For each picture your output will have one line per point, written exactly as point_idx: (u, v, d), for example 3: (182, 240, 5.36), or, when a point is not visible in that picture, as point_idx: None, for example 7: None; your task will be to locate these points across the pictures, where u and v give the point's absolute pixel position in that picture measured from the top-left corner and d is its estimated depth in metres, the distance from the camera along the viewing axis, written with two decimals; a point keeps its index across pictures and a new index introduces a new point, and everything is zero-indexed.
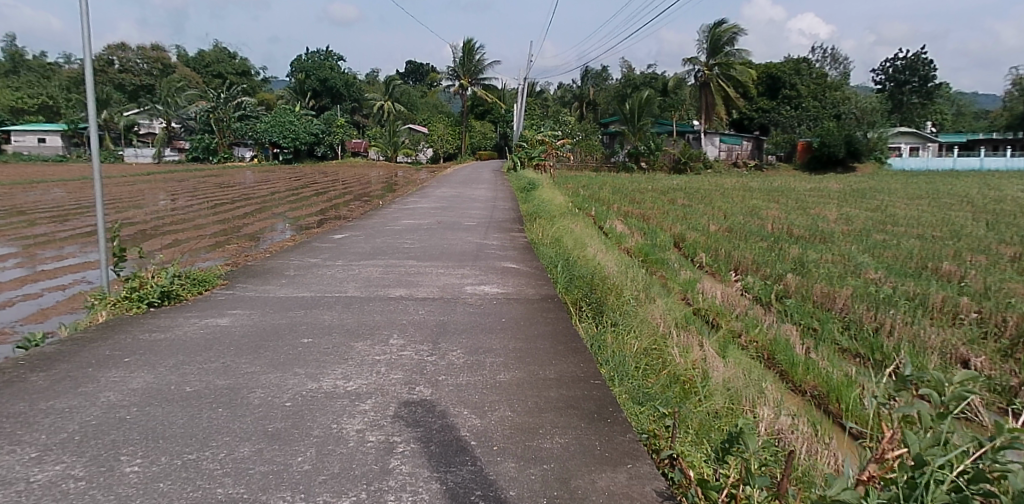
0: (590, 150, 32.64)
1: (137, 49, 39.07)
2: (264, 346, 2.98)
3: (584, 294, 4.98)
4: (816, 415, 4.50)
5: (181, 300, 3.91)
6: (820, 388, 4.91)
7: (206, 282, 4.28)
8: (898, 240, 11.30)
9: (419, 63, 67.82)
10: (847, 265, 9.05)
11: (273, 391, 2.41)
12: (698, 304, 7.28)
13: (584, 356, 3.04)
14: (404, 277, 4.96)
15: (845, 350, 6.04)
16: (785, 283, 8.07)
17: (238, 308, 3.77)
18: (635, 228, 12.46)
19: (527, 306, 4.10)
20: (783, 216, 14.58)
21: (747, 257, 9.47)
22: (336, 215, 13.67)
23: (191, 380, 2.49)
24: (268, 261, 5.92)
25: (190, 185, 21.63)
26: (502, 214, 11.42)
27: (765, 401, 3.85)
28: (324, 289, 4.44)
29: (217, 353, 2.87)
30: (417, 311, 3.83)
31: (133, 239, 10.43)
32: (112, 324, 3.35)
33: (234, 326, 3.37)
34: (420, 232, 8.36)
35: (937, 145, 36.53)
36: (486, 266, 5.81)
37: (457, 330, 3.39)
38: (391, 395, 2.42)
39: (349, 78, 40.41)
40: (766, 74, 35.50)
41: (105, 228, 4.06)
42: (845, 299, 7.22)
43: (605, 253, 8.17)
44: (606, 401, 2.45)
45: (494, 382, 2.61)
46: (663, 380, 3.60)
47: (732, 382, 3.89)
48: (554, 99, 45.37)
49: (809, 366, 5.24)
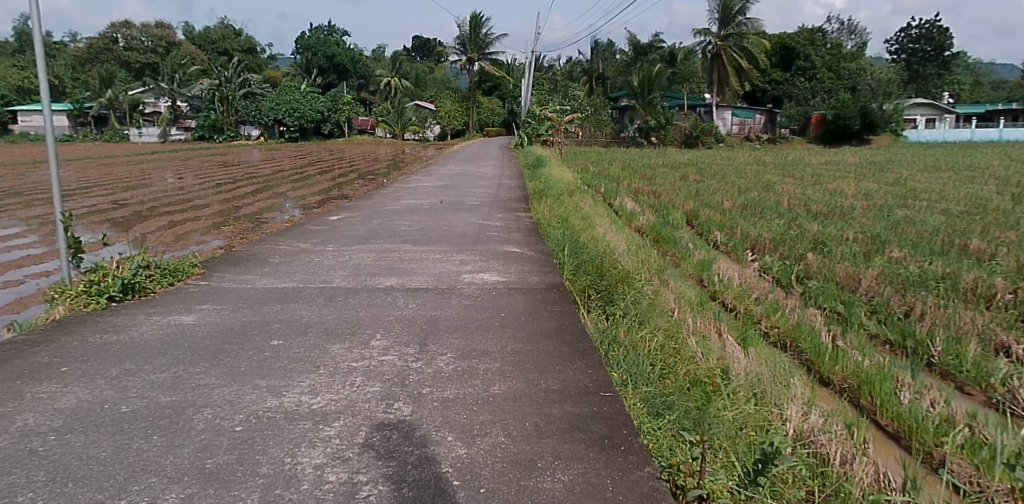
0: (599, 126, 32.00)
1: (141, 27, 38.54)
2: (225, 351, 2.59)
3: (592, 281, 4.53)
4: (847, 410, 4.14)
5: (148, 293, 3.54)
6: (850, 380, 4.52)
7: (179, 271, 3.90)
8: (920, 216, 10.80)
9: (428, 39, 67.01)
10: (870, 243, 8.57)
11: (224, 411, 2.04)
12: (714, 287, 6.89)
13: (596, 361, 2.65)
14: (397, 264, 4.56)
15: (874, 336, 5.64)
16: (806, 263, 7.62)
17: (208, 304, 3.38)
18: (646, 206, 12.02)
19: (529, 297, 3.70)
20: (800, 192, 14.04)
21: (765, 235, 9.04)
22: (339, 194, 13.28)
23: (130, 398, 2.12)
24: (253, 246, 5.52)
25: (195, 164, 21.33)
26: (507, 192, 11.02)
27: (797, 399, 3.52)
28: (309, 279, 4.05)
29: (172, 359, 2.50)
30: (408, 305, 3.43)
31: (129, 222, 10.07)
32: (64, 323, 2.98)
33: (202, 325, 2.99)
34: (420, 213, 7.93)
35: (954, 117, 35.56)
36: (487, 250, 5.40)
37: (450, 329, 3.00)
38: (363, 416, 2.04)
39: (356, 54, 39.60)
40: (779, 45, 33.64)
41: (64, 215, 3.66)
42: (871, 282, 6.77)
43: (615, 233, 7.77)
44: (617, 422, 2.07)
45: (486, 396, 2.23)
46: (683, 381, 3.24)
47: (757, 378, 3.57)
48: (562, 74, 44.40)
49: (834, 356, 4.86)
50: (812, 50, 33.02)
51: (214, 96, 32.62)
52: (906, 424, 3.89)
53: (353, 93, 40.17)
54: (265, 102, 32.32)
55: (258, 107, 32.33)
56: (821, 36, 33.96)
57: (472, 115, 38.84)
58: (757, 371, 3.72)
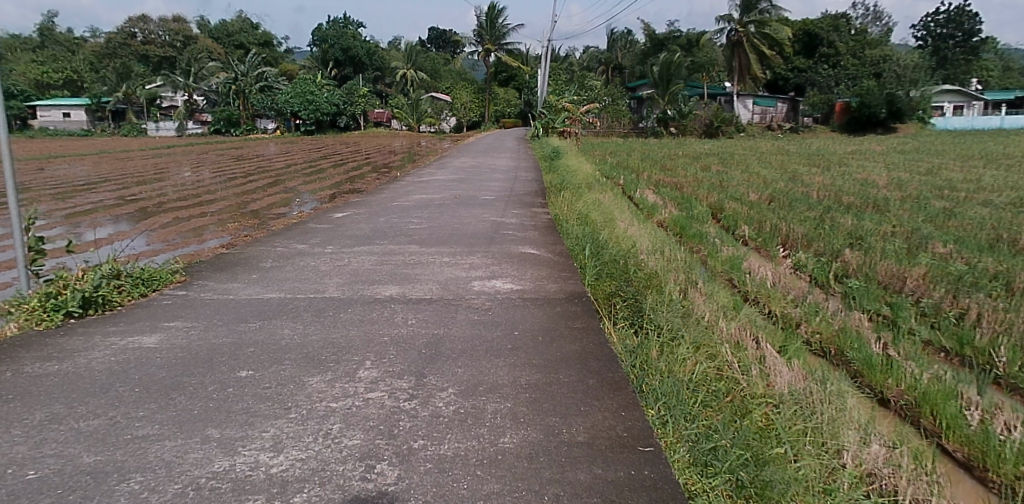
0: (616, 116, 31.06)
1: (159, 21, 38.08)
2: (178, 387, 2.13)
3: (617, 286, 4.02)
4: (909, 434, 3.52)
5: (114, 308, 3.10)
6: (907, 395, 3.87)
7: (155, 280, 3.48)
8: (962, 208, 10.10)
9: (443, 30, 66.33)
10: (910, 238, 7.96)
11: (157, 479, 1.59)
12: (746, 287, 6.36)
13: (630, 400, 2.16)
14: (400, 269, 4.10)
15: (928, 343, 5.04)
16: (844, 260, 7.04)
17: (177, 321, 2.92)
18: (668, 198, 11.49)
19: (546, 310, 3.23)
20: (830, 182, 13.39)
21: (798, 230, 8.44)
22: (351, 188, 12.88)
23: (43, 459, 1.68)
24: (246, 247, 5.09)
25: (211, 157, 21.17)
26: (524, 186, 10.56)
27: (855, 424, 2.97)
28: (299, 288, 3.60)
29: (112, 398, 2.05)
30: (407, 322, 2.96)
31: (133, 218, 9.74)
32: (6, 347, 2.55)
33: (162, 349, 2.55)
34: (430, 209, 7.47)
35: (984, 104, 34.36)
36: (500, 252, 4.91)
37: (457, 353, 2.54)
38: (334, 485, 1.59)
39: (372, 46, 39.13)
40: (802, 31, 33.02)
41: (20, 217, 3.21)
42: (918, 281, 6.18)
43: (638, 228, 7.24)
44: (660, 494, 1.60)
45: (493, 455, 1.75)
46: (727, 407, 2.72)
47: (804, 399, 3.02)
48: (579, 64, 43.67)
49: (887, 364, 4.25)
50: (836, 35, 32.26)
51: (230, 89, 32.36)
52: (980, 451, 3.27)
53: (369, 85, 39.73)
54: (281, 95, 32.04)
55: (274, 100, 32.14)
56: (845, 22, 33.15)
57: (487, 107, 38.45)
58: (806, 391, 3.17)
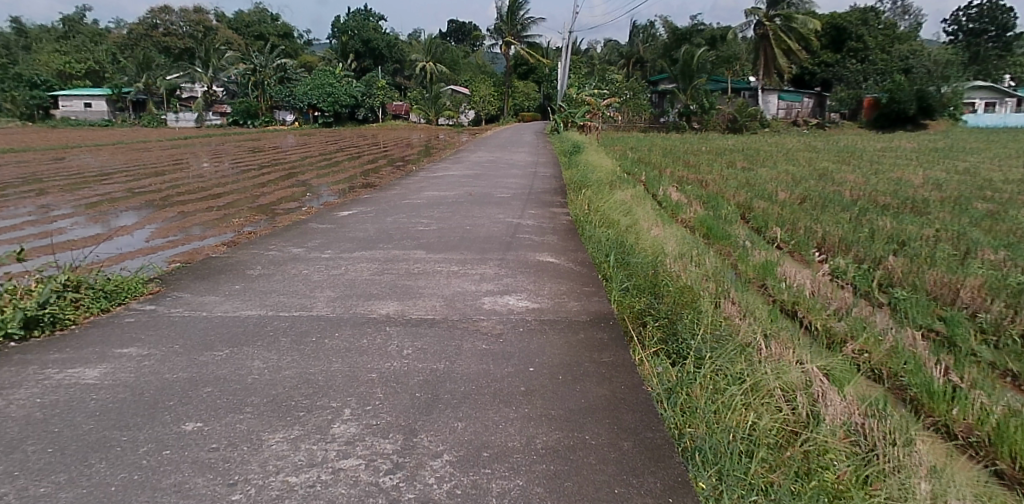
0: (638, 110, 30.40)
1: (181, 13, 37.75)
2: (104, 449, 1.69)
3: (646, 302, 3.49)
4: (989, 480, 2.72)
5: (66, 327, 2.68)
6: (979, 430, 3.00)
7: (122, 292, 3.06)
8: (1009, 211, 9.36)
9: (463, 23, 65.61)
10: (958, 244, 7.29)
11: None
12: (781, 296, 5.78)
13: (675, 477, 1.67)
14: (400, 281, 3.61)
15: (994, 366, 4.38)
16: (887, 267, 6.42)
17: (132, 348, 2.47)
18: (692, 196, 10.90)
19: (567, 339, 2.73)
20: (863, 181, 12.67)
21: (835, 233, 7.82)
22: (364, 183, 12.42)
23: None
24: (237, 249, 4.66)
25: (227, 149, 20.86)
26: (541, 184, 10.00)
27: (934, 479, 2.26)
28: (284, 304, 3.13)
29: (15, 466, 1.61)
30: (402, 354, 2.47)
31: (136, 211, 9.33)
32: None
33: (101, 388, 2.09)
34: (442, 208, 7.00)
35: (1018, 101, 33.02)
36: (515, 260, 4.42)
37: (459, 399, 2.06)
38: None
39: (392, 38, 38.60)
40: (830, 25, 31.78)
41: None
42: (974, 293, 5.53)
43: (665, 231, 6.69)
44: None
45: None
46: (781, 464, 2.14)
47: (866, 450, 2.37)
48: (599, 58, 42.95)
49: (949, 387, 3.33)
50: (865, 29, 30.98)
51: (249, 80, 32.13)
52: None
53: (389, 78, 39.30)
54: (300, 87, 31.76)
55: (292, 92, 31.89)
56: (874, 16, 31.81)
57: (507, 100, 37.84)
58: (870, 431, 2.52)
